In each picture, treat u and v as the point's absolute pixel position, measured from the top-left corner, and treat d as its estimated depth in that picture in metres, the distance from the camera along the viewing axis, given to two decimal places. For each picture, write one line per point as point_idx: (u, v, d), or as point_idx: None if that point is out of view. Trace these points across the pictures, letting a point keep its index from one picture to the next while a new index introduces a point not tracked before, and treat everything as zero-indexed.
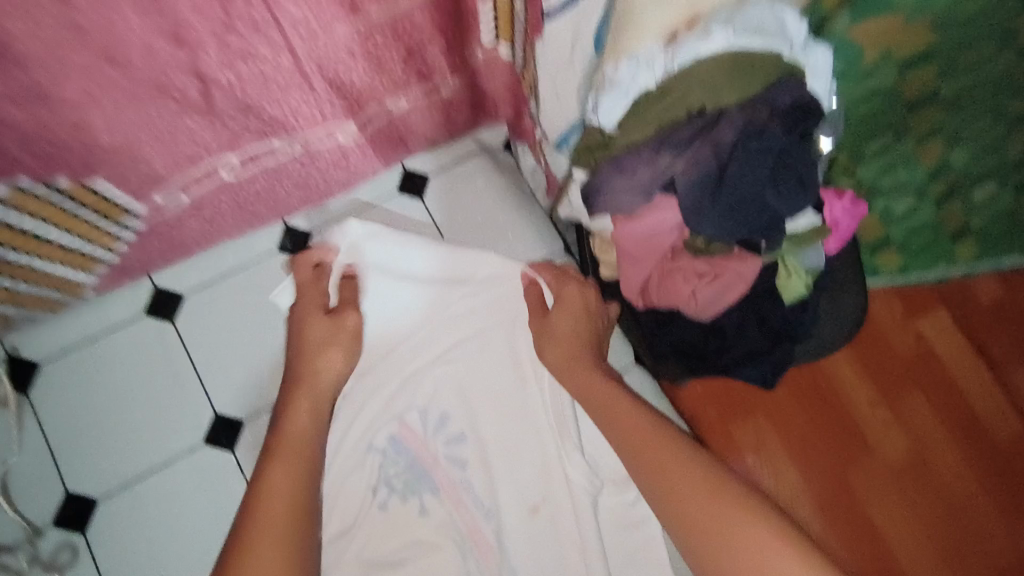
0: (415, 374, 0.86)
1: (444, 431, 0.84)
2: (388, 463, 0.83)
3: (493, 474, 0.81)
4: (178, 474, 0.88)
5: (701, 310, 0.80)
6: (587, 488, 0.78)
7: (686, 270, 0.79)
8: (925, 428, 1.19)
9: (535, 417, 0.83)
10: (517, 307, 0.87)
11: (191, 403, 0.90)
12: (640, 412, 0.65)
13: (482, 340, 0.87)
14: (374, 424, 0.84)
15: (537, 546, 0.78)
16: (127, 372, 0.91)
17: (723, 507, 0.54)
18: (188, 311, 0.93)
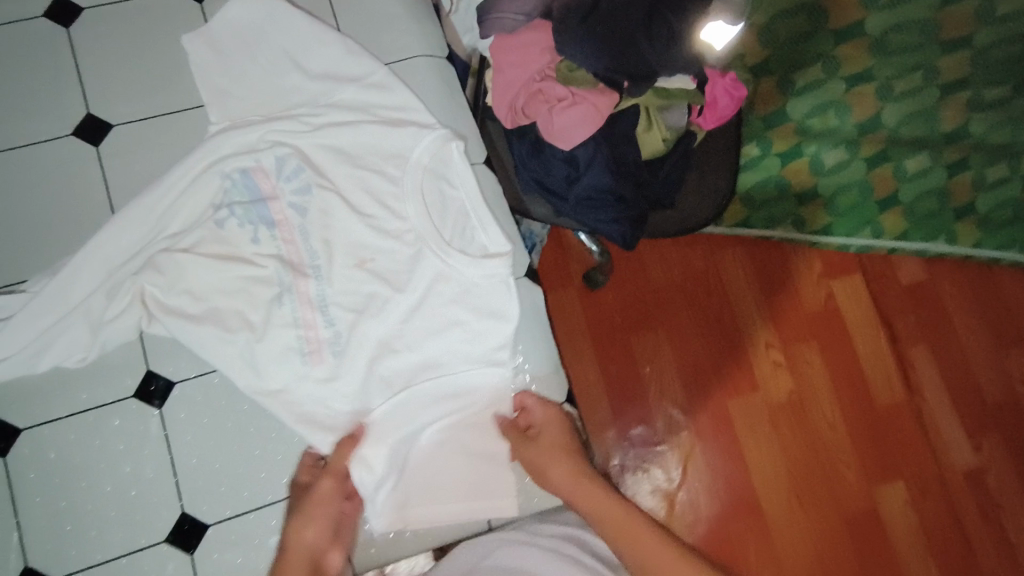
0: (288, 117, 0.81)
1: (300, 177, 0.79)
2: (231, 192, 0.78)
3: (327, 233, 0.78)
4: (47, 162, 0.76)
5: (554, 133, 0.88)
6: (409, 272, 0.78)
7: (547, 92, 0.87)
8: (813, 377, 1.32)
9: (375, 191, 0.80)
10: (408, 97, 0.83)
11: (69, 104, 0.79)
12: (558, 436, 0.75)
13: (369, 105, 0.83)
14: (231, 151, 0.79)
15: (364, 298, 0.76)
16: (19, 63, 0.79)
17: (656, 544, 0.67)
18: (85, 26, 0.80)
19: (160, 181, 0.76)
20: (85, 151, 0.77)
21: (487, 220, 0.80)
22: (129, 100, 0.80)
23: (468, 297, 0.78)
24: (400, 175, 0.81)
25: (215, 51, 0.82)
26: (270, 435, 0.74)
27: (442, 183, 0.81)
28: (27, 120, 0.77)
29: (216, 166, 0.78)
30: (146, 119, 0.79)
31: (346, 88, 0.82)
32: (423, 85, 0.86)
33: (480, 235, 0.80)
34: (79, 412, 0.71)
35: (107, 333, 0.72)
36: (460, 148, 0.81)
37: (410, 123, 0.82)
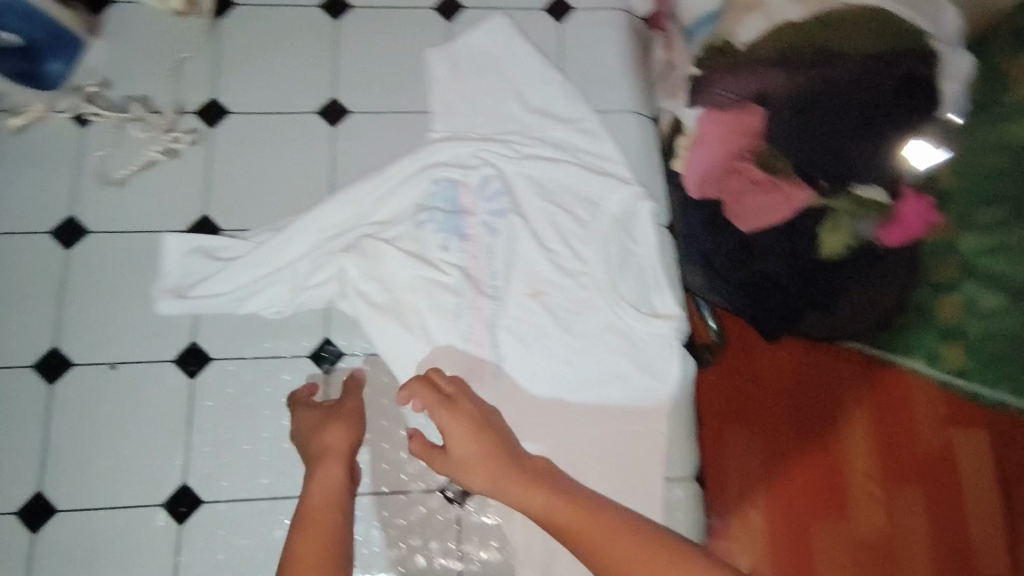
0: (501, 141, 0.86)
1: (499, 200, 0.84)
2: (434, 196, 0.83)
3: (512, 256, 0.82)
4: (294, 132, 0.86)
5: (739, 213, 0.90)
6: (579, 313, 0.81)
7: (743, 173, 0.88)
8: (909, 527, 1.05)
9: (564, 230, 0.84)
10: (614, 150, 0.87)
11: (322, 86, 0.88)
12: (461, 422, 0.63)
13: (575, 147, 0.87)
14: (441, 158, 0.85)
15: (532, 326, 0.80)
16: (291, 44, 0.89)
17: (623, 545, 0.53)
18: (352, 24, 0.90)
19: (380, 173, 0.83)
20: (326, 131, 0.86)
21: (663, 285, 0.83)
22: (372, 95, 0.88)
23: (630, 352, 0.80)
24: (589, 219, 0.85)
25: (452, 68, 0.89)
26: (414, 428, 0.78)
27: (627, 237, 0.84)
28: (284, 95, 0.87)
29: (428, 172, 0.83)
30: (377, 114, 0.87)
31: (563, 128, 0.87)
32: (628, 141, 0.90)
33: (652, 295, 0.83)
34: (262, 360, 0.78)
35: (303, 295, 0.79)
36: (653, 210, 0.85)
37: (609, 175, 0.86)
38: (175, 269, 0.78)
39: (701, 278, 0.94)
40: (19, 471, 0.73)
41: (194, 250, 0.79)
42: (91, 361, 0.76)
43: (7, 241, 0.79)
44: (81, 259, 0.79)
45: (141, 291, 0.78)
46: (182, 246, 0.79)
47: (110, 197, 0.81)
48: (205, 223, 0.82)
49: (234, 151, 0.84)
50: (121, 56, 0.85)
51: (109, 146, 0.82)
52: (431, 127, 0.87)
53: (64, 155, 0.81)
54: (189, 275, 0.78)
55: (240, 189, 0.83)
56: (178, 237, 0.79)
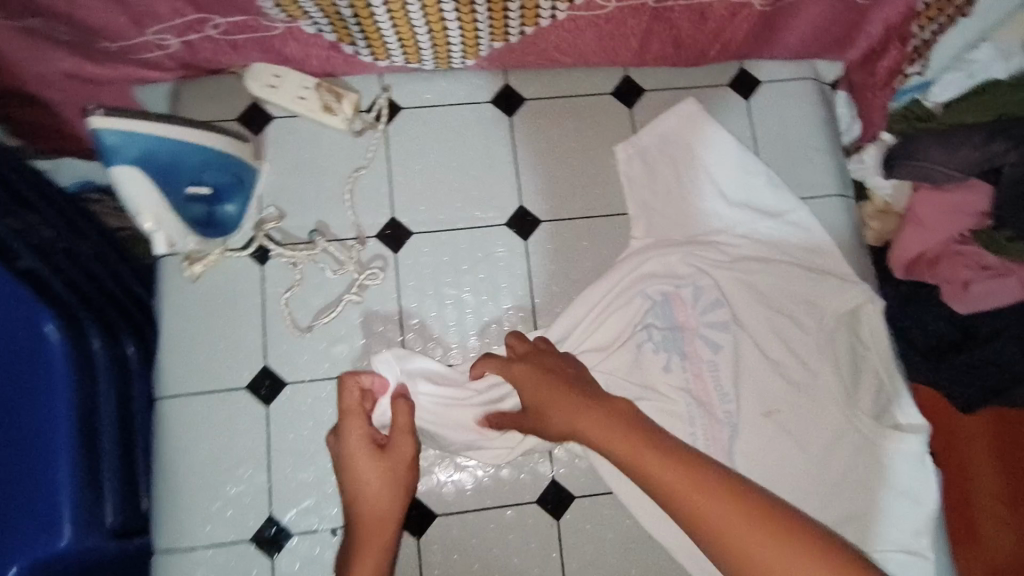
0: (708, 243, 0.80)
1: (717, 313, 0.78)
2: (651, 313, 0.78)
3: (740, 371, 0.77)
4: (486, 250, 0.78)
5: (965, 300, 0.83)
6: (821, 433, 0.76)
7: (968, 257, 0.83)
8: None
9: (790, 338, 0.78)
10: (830, 244, 0.80)
11: (506, 193, 0.80)
12: (538, 379, 0.64)
13: (788, 243, 0.80)
14: (646, 268, 0.78)
15: (770, 450, 0.75)
16: (466, 148, 0.80)
17: (713, 500, 0.49)
18: (528, 119, 0.81)
19: (592, 293, 0.77)
20: (519, 244, 0.79)
21: (901, 393, 0.77)
22: (562, 199, 0.81)
23: (874, 475, 0.75)
24: (814, 324, 0.78)
25: (645, 163, 0.81)
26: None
27: (855, 340, 0.78)
28: (467, 206, 0.79)
29: (636, 287, 0.78)
30: (571, 221, 0.80)
31: (772, 224, 0.80)
32: (836, 229, 0.84)
33: (890, 404, 0.77)
34: (499, 505, 0.74)
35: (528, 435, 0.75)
36: (880, 309, 0.78)
37: (828, 272, 0.79)
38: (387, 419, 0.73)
39: (923, 373, 0.90)
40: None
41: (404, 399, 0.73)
42: (311, 530, 0.71)
43: (204, 403, 0.72)
44: (286, 417, 0.73)
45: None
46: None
47: (302, 344, 0.74)
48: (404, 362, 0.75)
49: (425, 278, 0.77)
50: (287, 182, 0.77)
51: (293, 287, 0.75)
52: (632, 233, 0.80)
53: (248, 301, 0.75)
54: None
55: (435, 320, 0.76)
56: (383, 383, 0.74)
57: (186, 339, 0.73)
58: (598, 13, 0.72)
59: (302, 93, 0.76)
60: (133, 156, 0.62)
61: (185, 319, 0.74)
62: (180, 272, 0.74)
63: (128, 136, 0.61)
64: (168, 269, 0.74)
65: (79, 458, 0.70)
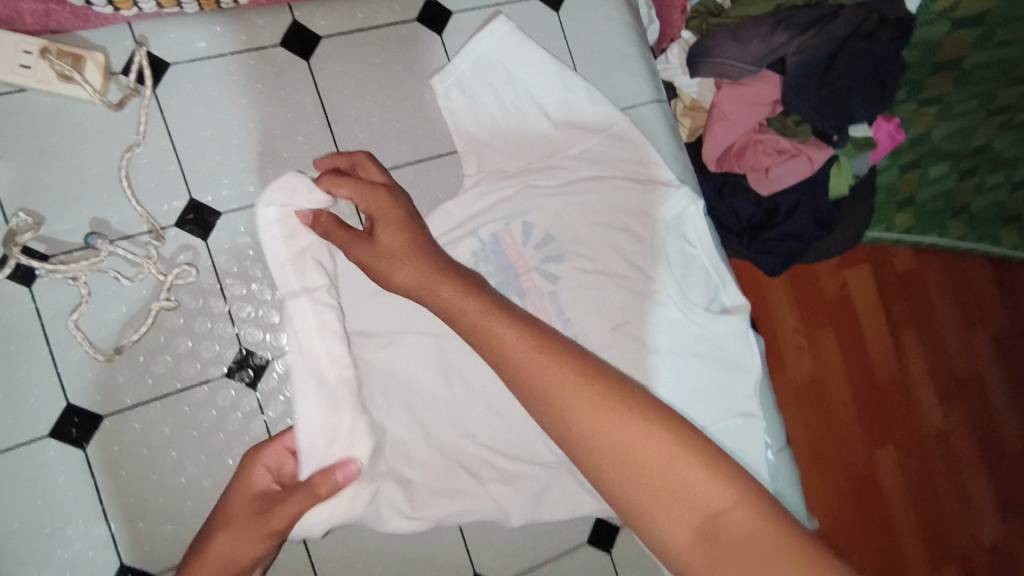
0: (539, 170, 0.79)
1: (550, 246, 0.79)
2: (480, 260, 0.77)
3: (578, 295, 0.79)
4: None
5: (767, 182, 0.92)
6: (667, 333, 0.81)
7: (768, 144, 0.91)
8: (825, 356, 1.53)
9: (628, 251, 0.81)
10: (649, 153, 0.82)
11: (320, 148, 0.72)
12: (395, 214, 0.58)
13: (615, 159, 0.81)
14: (482, 206, 0.77)
15: (626, 362, 0.80)
16: (262, 103, 0.70)
17: (568, 379, 0.47)
18: (327, 59, 0.73)
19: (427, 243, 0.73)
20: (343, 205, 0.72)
21: (729, 281, 0.83)
22: (382, 145, 0.74)
23: (714, 361, 0.82)
24: (647, 234, 0.81)
25: (462, 94, 0.76)
26: (540, 510, 0.74)
27: (684, 241, 0.82)
28: (279, 171, 0.70)
29: (470, 227, 0.76)
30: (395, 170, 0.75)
31: (597, 141, 0.81)
32: (656, 134, 0.86)
33: (719, 293, 0.83)
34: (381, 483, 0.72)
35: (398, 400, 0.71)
36: (701, 208, 0.81)
37: (654, 180, 0.81)
38: (234, 424, 0.66)
39: (736, 250, 1.01)
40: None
41: (259, 394, 0.67)
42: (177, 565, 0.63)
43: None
44: (110, 455, 0.62)
45: (208, 466, 0.65)
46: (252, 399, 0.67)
47: (110, 369, 0.63)
48: (241, 360, 0.67)
49: (246, 262, 0.67)
50: (37, 175, 0.62)
51: (79, 304, 0.62)
52: (464, 171, 0.77)
53: (23, 332, 0.61)
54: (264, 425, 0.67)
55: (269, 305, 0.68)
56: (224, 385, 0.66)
57: None
58: None
59: (22, 59, 0.60)
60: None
61: None
62: None
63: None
64: None
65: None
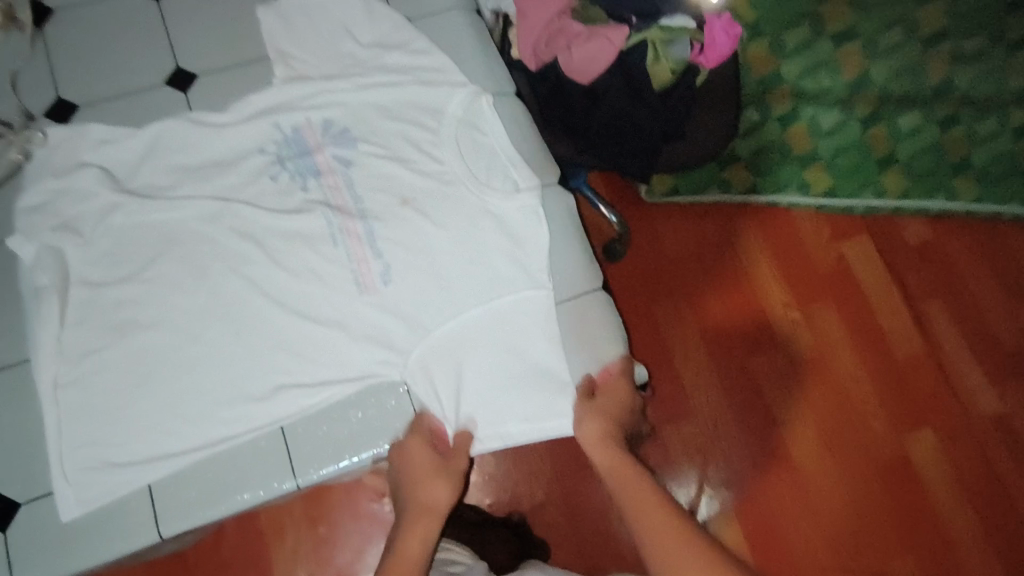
0: (339, 75, 0.93)
1: (343, 136, 0.90)
2: (281, 143, 0.89)
3: (367, 177, 0.89)
4: (148, 107, 0.89)
5: (573, 66, 1.00)
6: (452, 211, 0.88)
7: (566, 32, 1.00)
8: (829, 331, 1.39)
9: (420, 141, 0.91)
10: (445, 61, 0.94)
11: (159, 60, 0.92)
12: (612, 392, 0.82)
13: (411, 66, 0.94)
14: (283, 103, 0.91)
15: (408, 230, 0.86)
16: (120, 32, 0.92)
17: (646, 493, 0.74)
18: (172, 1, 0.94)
19: (232, 132, 0.88)
20: (171, 100, 0.90)
21: (516, 159, 0.91)
22: (212, 59, 0.93)
23: (497, 233, 0.87)
24: (436, 126, 0.92)
25: (278, 17, 0.94)
26: (319, 356, 0.81)
27: (473, 130, 0.92)
28: (122, 76, 0.90)
29: (271, 118, 0.90)
30: (219, 73, 0.92)
31: (396, 53, 0.95)
32: (457, 38, 0.98)
33: (509, 172, 0.90)
34: (163, 334, 0.80)
35: (194, 257, 0.83)
36: (490, 102, 0.93)
37: (443, 82, 0.93)
38: (50, 266, 0.79)
39: (576, 145, 1.09)
40: None
41: (79, 253, 0.81)
42: (14, 364, 0.79)
43: None
44: None
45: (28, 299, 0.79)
46: (75, 254, 0.81)
47: None
48: (62, 225, 0.81)
49: (76, 144, 0.85)
50: None
51: None
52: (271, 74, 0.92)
53: None
54: (83, 269, 0.81)
55: (90, 181, 0.83)
56: (49, 241, 0.80)
57: None
58: None
59: None
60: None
61: None
62: None
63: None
64: None
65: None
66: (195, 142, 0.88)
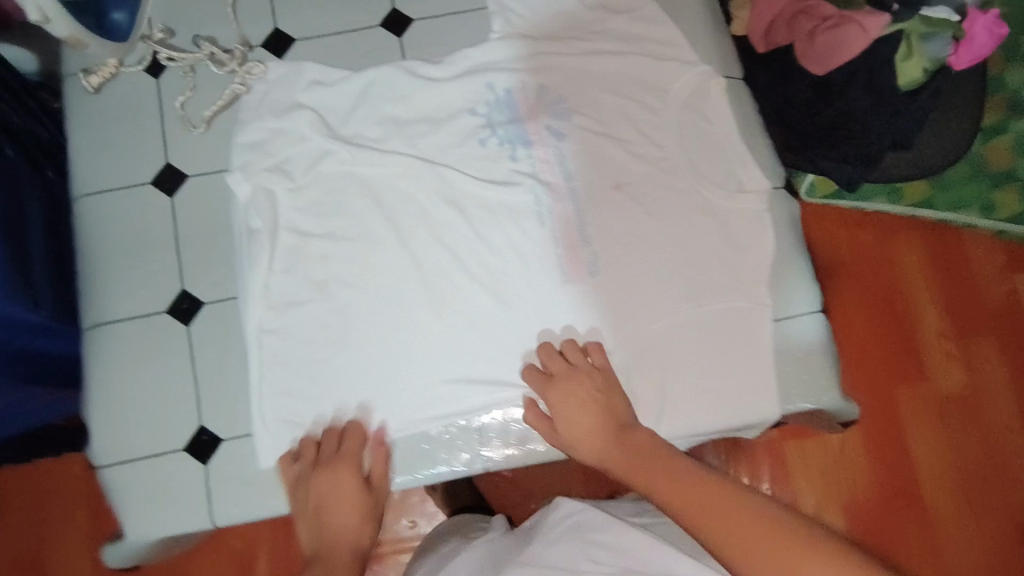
0: (562, 39, 0.86)
1: (558, 105, 0.84)
2: (495, 108, 0.84)
3: (580, 153, 0.82)
4: (362, 49, 0.85)
5: (814, 54, 0.89)
6: (668, 202, 0.81)
7: (811, 13, 0.87)
8: (987, 370, 1.18)
9: (638, 119, 0.83)
10: (674, 33, 0.87)
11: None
12: (573, 396, 0.73)
13: (638, 37, 0.87)
14: (497, 62, 0.85)
15: (620, 220, 0.81)
16: None
17: (710, 498, 0.59)
18: None
19: (443, 88, 0.84)
20: (385, 44, 0.86)
21: (745, 156, 0.83)
22: (430, 4, 0.87)
23: (715, 235, 0.80)
24: (659, 107, 0.84)
25: None
26: (515, 338, 0.78)
27: (699, 116, 0.84)
28: (338, 12, 0.86)
29: (484, 77, 0.84)
30: (434, 18, 0.87)
31: (625, 20, 0.87)
32: (689, 4, 0.88)
33: (734, 169, 0.83)
34: (362, 289, 0.78)
35: (398, 216, 0.80)
36: (722, 87, 0.85)
37: (672, 59, 0.86)
38: (264, 207, 0.79)
39: (788, 140, 1.00)
40: (178, 420, 0.77)
41: (288, 195, 0.79)
42: (223, 299, 0.79)
43: (110, 197, 0.80)
44: (186, 209, 0.80)
45: (239, 235, 0.79)
46: (284, 196, 0.79)
47: (199, 143, 0.81)
48: (275, 164, 0.80)
49: (292, 82, 0.82)
50: (178, 1, 0.84)
51: (183, 89, 0.82)
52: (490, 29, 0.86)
53: (144, 110, 0.81)
54: (290, 212, 0.79)
55: (302, 122, 0.81)
56: (262, 180, 0.79)
57: (90, 147, 0.80)
58: None
59: None
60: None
61: (87, 131, 0.80)
62: (80, 88, 0.80)
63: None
64: (69, 86, 0.81)
65: (6, 253, 0.73)
66: (407, 94, 0.83)
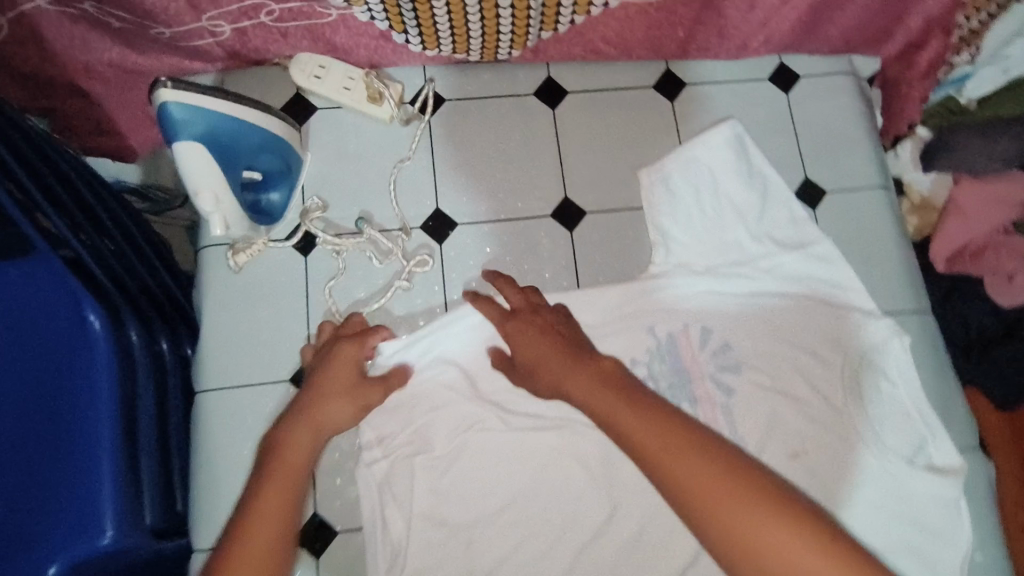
0: (728, 276, 0.78)
1: (725, 356, 0.76)
2: (656, 359, 0.76)
3: (753, 410, 0.74)
4: (529, 238, 0.77)
5: (1007, 289, 0.85)
6: (848, 487, 0.73)
7: (1010, 246, 0.84)
8: None
9: (812, 378, 0.75)
10: (852, 276, 0.78)
11: (547, 184, 0.79)
12: (534, 329, 0.68)
13: (812, 279, 0.78)
14: (671, 276, 0.77)
15: None
16: (508, 141, 0.80)
17: (699, 467, 0.55)
18: (571, 110, 0.81)
19: (614, 301, 0.76)
20: (555, 233, 0.78)
21: (938, 432, 0.74)
22: (602, 192, 0.80)
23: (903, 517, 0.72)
24: (835, 361, 0.76)
25: (666, 189, 0.80)
26: None
27: (880, 377, 0.75)
28: (507, 197, 0.78)
29: (645, 320, 0.77)
30: (608, 211, 0.80)
31: (793, 257, 0.78)
32: (881, 220, 0.82)
33: (924, 445, 0.74)
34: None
35: (556, 477, 0.71)
36: (906, 343, 0.75)
37: (850, 307, 0.77)
38: (405, 488, 0.70)
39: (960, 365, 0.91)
40: None
41: (429, 467, 0.71)
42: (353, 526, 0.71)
43: (238, 393, 0.70)
44: None
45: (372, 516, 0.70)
46: (425, 470, 0.71)
47: None
48: (417, 431, 0.72)
49: (434, 330, 0.73)
50: (337, 169, 0.77)
51: (333, 273, 0.74)
52: (651, 260, 0.78)
53: (289, 292, 0.73)
54: (427, 494, 0.70)
55: (448, 380, 0.73)
56: (406, 456, 0.71)
57: (225, 332, 0.71)
58: (650, 3, 0.73)
59: (345, 84, 0.76)
60: (201, 132, 0.60)
61: (224, 310, 0.72)
62: (223, 262, 0.73)
63: (196, 111, 0.60)
64: (211, 261, 0.73)
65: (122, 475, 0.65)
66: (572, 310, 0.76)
